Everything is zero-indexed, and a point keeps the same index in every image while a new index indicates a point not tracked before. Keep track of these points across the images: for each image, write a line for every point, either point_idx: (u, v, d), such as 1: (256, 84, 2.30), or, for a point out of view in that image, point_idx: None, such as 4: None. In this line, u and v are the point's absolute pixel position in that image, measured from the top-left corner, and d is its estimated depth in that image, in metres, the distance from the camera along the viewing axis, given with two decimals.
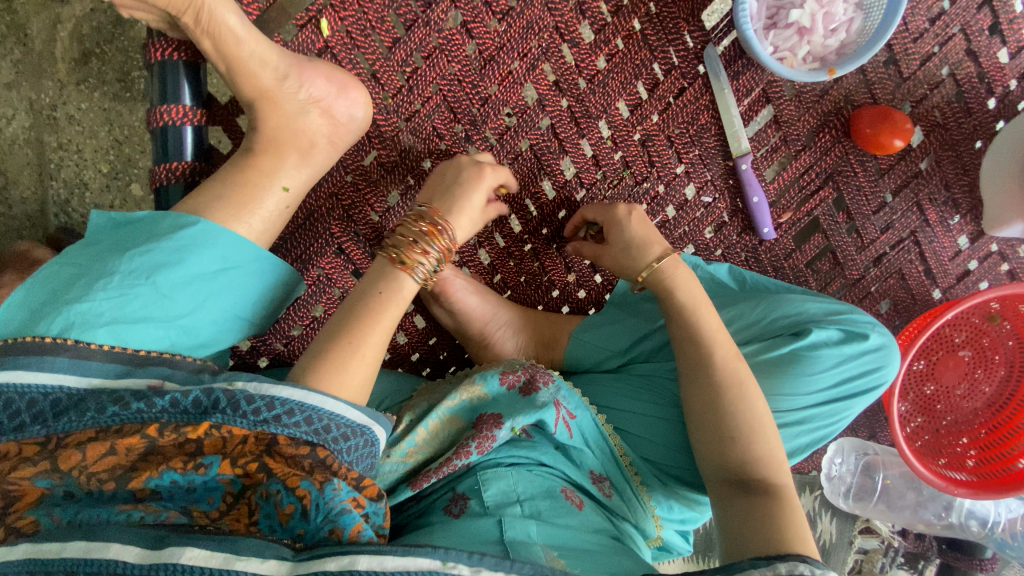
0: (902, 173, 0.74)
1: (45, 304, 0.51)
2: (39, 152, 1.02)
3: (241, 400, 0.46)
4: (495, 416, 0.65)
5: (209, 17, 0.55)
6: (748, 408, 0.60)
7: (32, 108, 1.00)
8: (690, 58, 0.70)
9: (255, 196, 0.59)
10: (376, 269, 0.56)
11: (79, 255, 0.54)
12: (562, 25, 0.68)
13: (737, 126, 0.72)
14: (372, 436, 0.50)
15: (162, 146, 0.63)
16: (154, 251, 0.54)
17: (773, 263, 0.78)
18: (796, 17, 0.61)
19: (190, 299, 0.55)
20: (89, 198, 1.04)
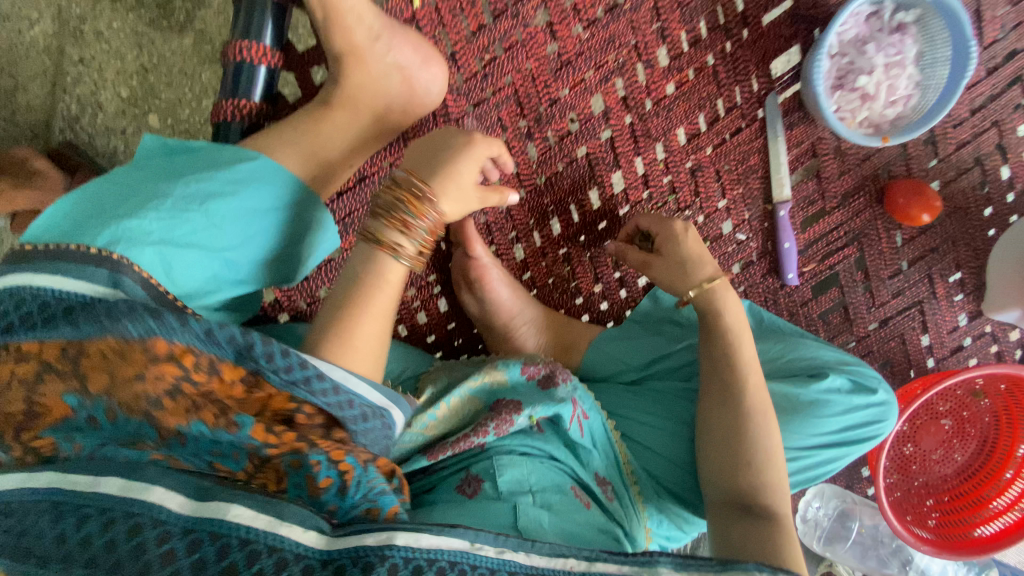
0: (920, 246, 0.79)
1: (94, 217, 0.50)
2: (57, 61, 1.02)
3: (276, 352, 0.44)
4: (513, 403, 0.67)
5: None
6: (768, 439, 0.65)
7: (60, 16, 1.01)
8: (752, 101, 0.73)
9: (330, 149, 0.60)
10: (355, 253, 0.52)
11: (133, 176, 0.54)
12: (642, 45, 0.71)
13: (783, 173, 0.75)
14: (389, 420, 0.49)
15: (233, 82, 0.61)
16: (210, 180, 0.53)
17: (789, 307, 0.82)
18: (863, 82, 0.65)
19: (241, 232, 0.55)
20: (100, 119, 1.04)
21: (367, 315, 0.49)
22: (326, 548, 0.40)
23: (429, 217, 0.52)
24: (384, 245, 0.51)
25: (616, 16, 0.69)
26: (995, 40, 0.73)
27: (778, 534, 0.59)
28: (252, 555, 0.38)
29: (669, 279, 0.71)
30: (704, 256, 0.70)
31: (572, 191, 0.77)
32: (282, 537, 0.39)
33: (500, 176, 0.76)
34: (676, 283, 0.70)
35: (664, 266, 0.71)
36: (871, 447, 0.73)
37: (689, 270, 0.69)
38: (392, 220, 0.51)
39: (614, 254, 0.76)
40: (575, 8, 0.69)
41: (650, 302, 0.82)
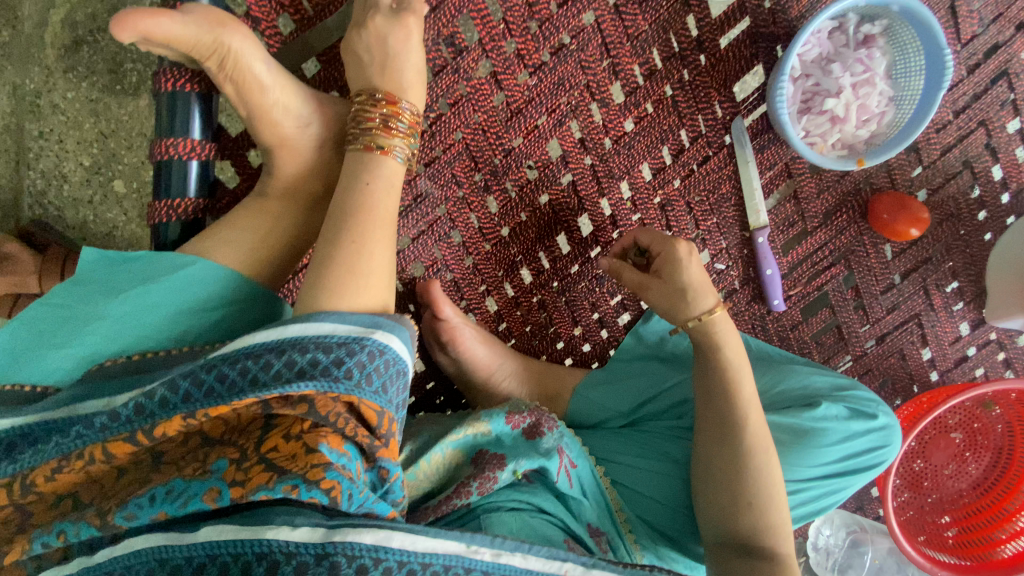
0: (913, 258, 0.75)
1: (44, 348, 0.51)
2: (18, 140, 1.06)
3: (218, 379, 0.44)
4: (498, 458, 0.64)
5: (234, 63, 0.52)
6: (769, 480, 0.62)
7: (15, 93, 1.05)
8: (718, 128, 0.69)
9: (273, 247, 0.57)
10: (350, 164, 0.54)
11: (67, 294, 0.52)
12: (594, 84, 0.67)
13: (758, 199, 0.71)
14: (392, 355, 0.47)
15: (163, 181, 0.58)
16: (150, 293, 0.52)
17: (779, 332, 0.78)
18: (830, 105, 0.60)
19: (180, 341, 0.53)
20: (67, 190, 1.09)
21: (372, 228, 0.50)
22: (321, 541, 0.41)
23: (408, 117, 0.56)
24: (386, 149, 0.54)
25: (563, 57, 0.65)
26: (975, 35, 0.68)
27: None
28: (245, 566, 0.41)
29: (666, 303, 0.64)
30: (703, 287, 0.63)
31: (539, 239, 0.74)
32: (269, 540, 0.41)
33: (462, 232, 0.72)
34: (675, 309, 0.64)
35: (661, 289, 0.64)
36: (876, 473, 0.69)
37: (685, 298, 0.63)
38: (387, 129, 0.54)
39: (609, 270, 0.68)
40: (519, 54, 0.65)
41: (633, 339, 0.78)
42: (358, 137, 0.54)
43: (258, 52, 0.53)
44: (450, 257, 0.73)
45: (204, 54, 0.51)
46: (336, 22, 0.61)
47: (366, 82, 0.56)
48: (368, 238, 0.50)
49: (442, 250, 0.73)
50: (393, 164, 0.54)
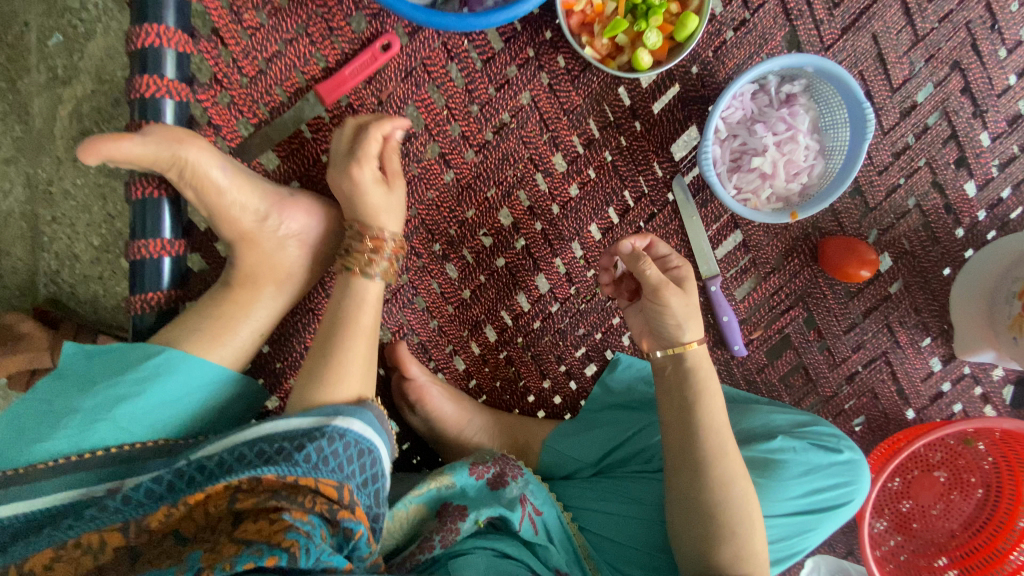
0: (871, 297, 0.75)
1: (14, 441, 0.53)
2: (33, 225, 1.26)
3: (198, 472, 0.53)
4: (459, 509, 0.68)
5: (192, 172, 0.57)
6: (738, 503, 0.63)
7: (29, 182, 1.25)
8: (659, 186, 0.73)
9: (231, 328, 0.61)
10: (339, 283, 0.64)
11: (45, 388, 0.56)
12: (536, 156, 0.71)
13: (706, 251, 0.74)
14: (351, 434, 0.55)
15: (138, 276, 0.63)
16: (119, 385, 0.55)
17: (746, 376, 0.78)
18: (757, 163, 0.64)
19: (151, 429, 0.56)
20: (79, 268, 1.27)
21: (351, 338, 0.61)
22: None
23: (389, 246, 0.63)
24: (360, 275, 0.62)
25: (506, 135, 0.70)
26: (906, 79, 0.70)
27: None
28: None
29: (682, 317, 0.65)
30: (697, 316, 0.65)
31: (499, 299, 0.77)
32: None
33: (425, 298, 0.76)
34: (687, 325, 0.65)
35: (682, 303, 0.64)
36: (848, 511, 0.70)
37: (694, 317, 0.65)
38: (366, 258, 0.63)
39: (626, 257, 0.65)
40: (463, 134, 0.70)
41: (600, 390, 0.80)
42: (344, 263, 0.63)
43: (214, 158, 0.58)
44: (415, 321, 0.76)
45: (165, 166, 0.56)
46: (292, 116, 0.65)
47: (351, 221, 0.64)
48: (350, 343, 0.60)
49: (407, 315, 0.76)
50: (372, 285, 0.63)
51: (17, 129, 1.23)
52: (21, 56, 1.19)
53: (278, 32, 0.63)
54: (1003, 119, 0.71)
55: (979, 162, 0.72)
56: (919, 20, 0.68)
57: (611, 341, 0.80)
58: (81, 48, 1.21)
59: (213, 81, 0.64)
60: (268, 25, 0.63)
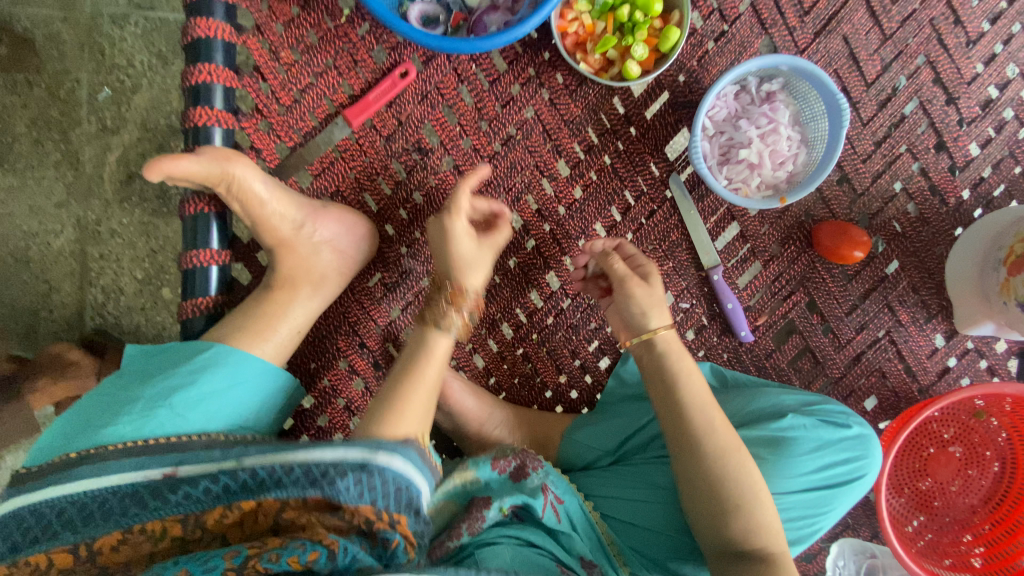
0: (869, 278, 0.78)
1: (81, 428, 0.59)
2: (82, 262, 1.37)
3: (247, 481, 0.58)
4: (484, 500, 0.71)
5: (239, 186, 0.65)
6: (740, 474, 0.66)
7: (79, 223, 1.36)
8: (657, 185, 0.79)
9: (271, 325, 0.67)
10: (414, 337, 0.68)
11: (111, 383, 0.63)
12: (541, 163, 0.79)
13: (706, 241, 0.79)
14: (390, 469, 0.56)
15: (189, 284, 0.70)
16: (174, 375, 0.62)
17: (755, 362, 0.81)
18: (744, 154, 0.69)
19: (203, 415, 0.62)
20: (123, 300, 1.38)
21: (411, 392, 0.63)
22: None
23: (467, 301, 0.68)
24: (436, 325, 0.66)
25: (512, 146, 0.78)
26: (879, 74, 0.76)
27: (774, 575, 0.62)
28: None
29: (649, 304, 0.72)
30: (663, 306, 0.73)
31: (514, 297, 0.83)
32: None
33: None
34: (653, 312, 0.72)
35: (646, 292, 0.73)
36: (863, 485, 0.72)
37: (659, 308, 0.73)
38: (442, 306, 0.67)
39: (598, 256, 0.77)
40: (475, 147, 0.78)
41: (615, 381, 0.84)
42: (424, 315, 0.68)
43: (257, 174, 0.66)
44: None
45: (214, 181, 0.64)
46: (324, 138, 0.74)
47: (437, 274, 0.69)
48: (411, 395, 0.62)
49: None
50: (444, 340, 0.66)
51: (69, 175, 1.35)
52: (74, 110, 1.33)
53: (310, 66, 0.73)
54: (976, 104, 0.76)
55: (957, 145, 0.76)
56: (886, 20, 0.75)
57: None
58: (128, 100, 1.34)
59: (256, 111, 0.72)
60: (301, 60, 0.72)
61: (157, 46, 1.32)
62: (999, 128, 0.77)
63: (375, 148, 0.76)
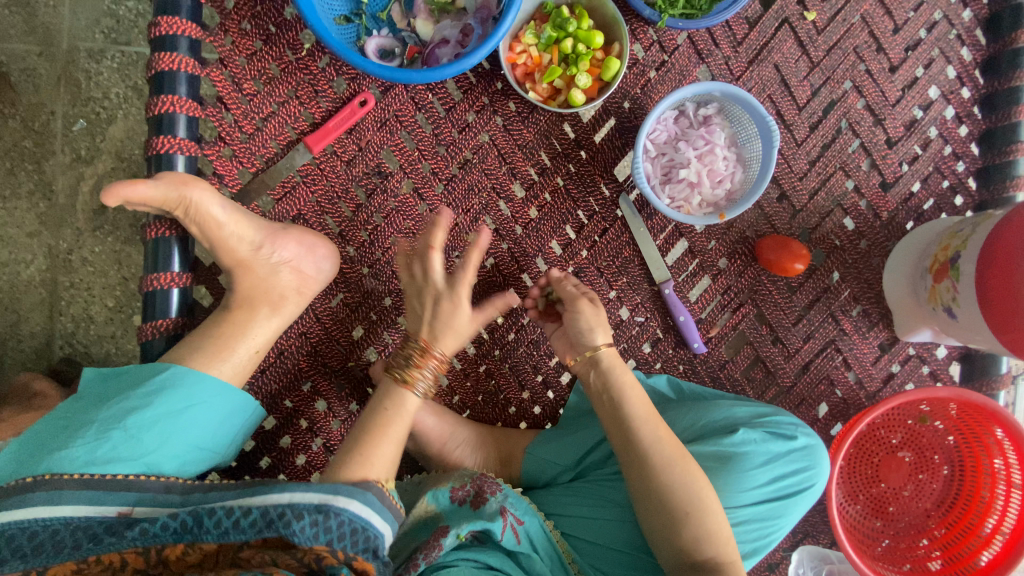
0: (812, 289, 0.82)
1: (34, 453, 0.59)
2: (53, 291, 1.37)
3: (206, 521, 0.58)
4: (442, 526, 0.72)
5: (197, 210, 0.67)
6: (687, 482, 0.68)
7: (50, 253, 1.37)
8: (608, 204, 0.83)
9: (228, 345, 0.68)
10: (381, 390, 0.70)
11: (66, 408, 0.63)
12: (498, 186, 0.83)
13: (657, 257, 0.82)
14: (348, 516, 0.59)
15: (150, 307, 0.71)
16: (129, 397, 0.62)
17: (709, 373, 0.84)
18: (684, 174, 0.73)
19: (160, 439, 0.62)
20: (93, 329, 1.37)
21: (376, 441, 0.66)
22: None
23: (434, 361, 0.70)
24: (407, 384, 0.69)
25: (469, 169, 0.82)
26: (809, 99, 0.81)
27: None
28: None
29: (591, 325, 0.75)
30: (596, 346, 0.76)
31: None
32: None
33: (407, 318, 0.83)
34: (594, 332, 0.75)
35: (586, 316, 0.75)
36: (812, 494, 0.74)
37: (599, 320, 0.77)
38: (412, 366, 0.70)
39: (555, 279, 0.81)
40: (433, 171, 0.81)
41: (576, 396, 0.86)
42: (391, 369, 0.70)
43: (214, 198, 0.67)
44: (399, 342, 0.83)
45: (173, 205, 0.66)
46: (285, 163, 0.76)
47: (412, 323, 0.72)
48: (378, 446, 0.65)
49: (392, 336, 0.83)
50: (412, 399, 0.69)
51: (42, 205, 1.36)
52: (48, 141, 1.35)
53: (272, 96, 0.75)
54: (902, 124, 0.81)
55: (887, 163, 0.81)
56: (813, 50, 0.81)
57: None
58: (103, 131, 1.36)
59: (219, 139, 0.75)
60: (264, 90, 0.75)
61: (133, 79, 1.36)
62: (925, 146, 0.82)
63: (335, 173, 0.79)
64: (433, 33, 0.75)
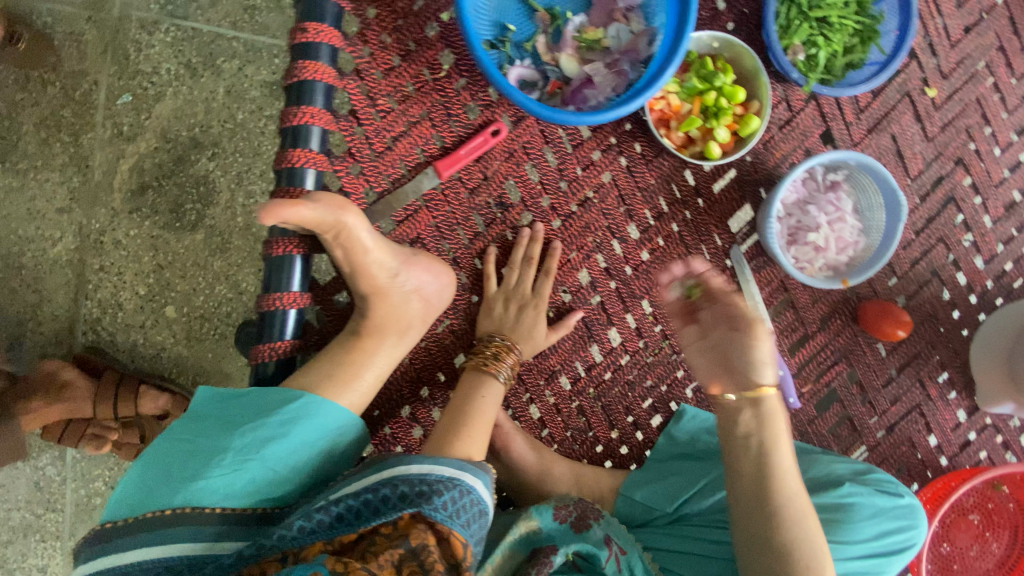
0: (904, 354, 0.85)
1: (169, 483, 0.59)
2: (79, 273, 1.28)
3: (344, 513, 0.59)
4: (551, 547, 0.74)
5: (346, 235, 0.65)
6: (807, 537, 0.69)
7: (81, 231, 1.28)
8: (719, 253, 0.83)
9: (358, 373, 0.68)
10: (467, 381, 0.77)
11: (191, 432, 0.62)
12: (613, 226, 0.82)
13: (762, 310, 0.83)
14: (476, 496, 0.62)
15: (266, 327, 0.68)
16: (264, 428, 0.62)
17: (800, 427, 0.85)
18: (813, 239, 0.75)
19: (291, 468, 0.63)
20: (121, 317, 1.29)
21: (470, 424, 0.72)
22: None
23: (512, 357, 0.80)
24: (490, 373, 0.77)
25: (588, 208, 0.82)
26: (921, 171, 0.83)
27: None
28: None
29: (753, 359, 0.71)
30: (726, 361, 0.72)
31: (574, 350, 0.86)
32: None
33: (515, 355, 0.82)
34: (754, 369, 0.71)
35: (758, 346, 0.71)
36: (912, 552, 0.77)
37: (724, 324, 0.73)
38: (494, 359, 0.79)
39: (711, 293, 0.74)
40: (552, 206, 0.81)
41: (666, 440, 0.86)
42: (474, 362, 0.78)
43: (364, 224, 0.66)
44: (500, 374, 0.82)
45: (324, 229, 0.64)
46: (412, 187, 0.74)
47: (495, 327, 0.82)
48: (471, 427, 0.71)
49: None
50: (496, 389, 0.77)
51: (76, 180, 1.27)
52: (89, 113, 1.27)
53: (405, 115, 0.73)
54: (1001, 204, 0.85)
55: (984, 240, 0.85)
56: (928, 124, 0.83)
57: (676, 393, 0.87)
58: (149, 109, 1.28)
59: (347, 154, 0.72)
60: (398, 109, 0.73)
61: (187, 57, 1.28)
62: (1019, 228, 0.86)
63: (457, 199, 0.77)
64: (577, 70, 0.74)
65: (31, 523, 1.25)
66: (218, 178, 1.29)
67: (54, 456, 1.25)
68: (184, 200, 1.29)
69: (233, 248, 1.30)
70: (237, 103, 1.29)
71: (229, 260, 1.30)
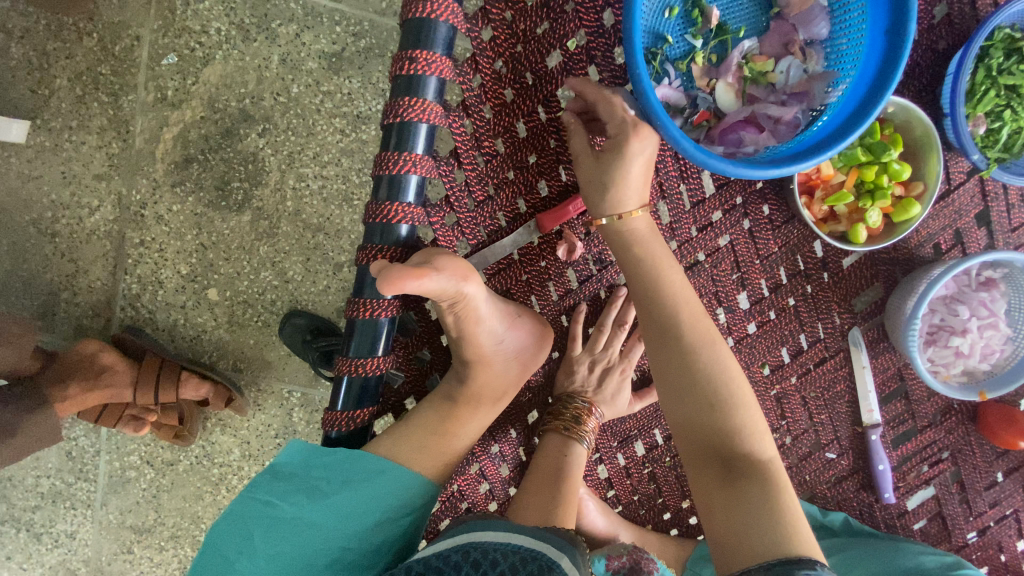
0: (1014, 459, 0.79)
1: (252, 552, 0.57)
2: (118, 246, 1.21)
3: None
4: None
5: (465, 305, 0.60)
6: (719, 354, 0.62)
7: (120, 202, 1.19)
8: (836, 334, 0.75)
9: (453, 444, 0.65)
10: (549, 444, 0.74)
11: (275, 494, 0.59)
12: (722, 293, 0.73)
13: (871, 400, 0.76)
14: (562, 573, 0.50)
15: (343, 393, 0.62)
16: (351, 499, 0.59)
17: (886, 519, 0.80)
18: (957, 342, 0.69)
19: (372, 545, 0.60)
20: (160, 295, 1.23)
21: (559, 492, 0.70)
22: None
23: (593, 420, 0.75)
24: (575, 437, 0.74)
25: (697, 272, 0.72)
26: None
27: (765, 496, 0.55)
28: None
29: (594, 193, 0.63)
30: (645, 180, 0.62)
31: (654, 417, 0.79)
32: None
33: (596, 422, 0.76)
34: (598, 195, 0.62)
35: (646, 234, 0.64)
36: None
37: (640, 181, 0.62)
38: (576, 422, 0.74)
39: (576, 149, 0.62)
40: None
41: None
42: (556, 424, 0.74)
43: (485, 293, 0.60)
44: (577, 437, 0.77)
45: (445, 297, 0.58)
46: (510, 242, 0.66)
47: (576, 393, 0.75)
48: (564, 495, 0.70)
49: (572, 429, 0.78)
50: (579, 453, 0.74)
51: (115, 145, 1.18)
52: (131, 72, 1.15)
53: (513, 160, 0.64)
54: None
55: None
56: None
57: None
58: (196, 73, 1.17)
59: (444, 203, 0.65)
60: (506, 153, 0.64)
61: (239, 17, 1.15)
62: None
63: (555, 255, 0.69)
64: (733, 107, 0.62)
65: (64, 489, 1.26)
66: (268, 157, 1.20)
67: (89, 428, 1.24)
68: (231, 178, 1.20)
69: (280, 234, 1.22)
70: (292, 75, 1.17)
71: (275, 246, 1.22)
